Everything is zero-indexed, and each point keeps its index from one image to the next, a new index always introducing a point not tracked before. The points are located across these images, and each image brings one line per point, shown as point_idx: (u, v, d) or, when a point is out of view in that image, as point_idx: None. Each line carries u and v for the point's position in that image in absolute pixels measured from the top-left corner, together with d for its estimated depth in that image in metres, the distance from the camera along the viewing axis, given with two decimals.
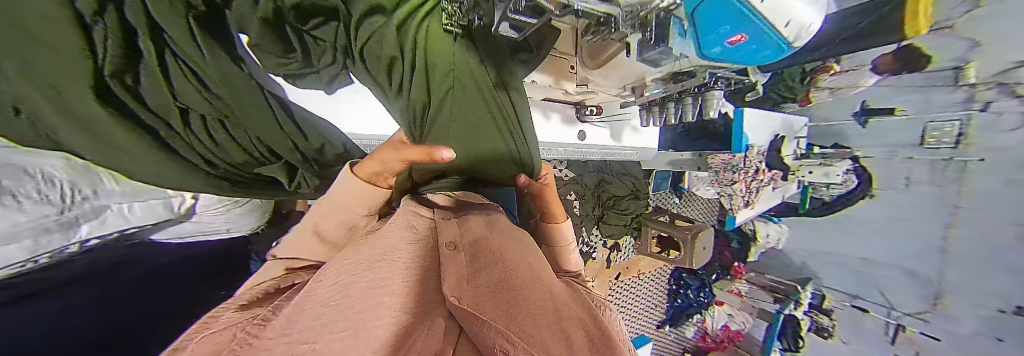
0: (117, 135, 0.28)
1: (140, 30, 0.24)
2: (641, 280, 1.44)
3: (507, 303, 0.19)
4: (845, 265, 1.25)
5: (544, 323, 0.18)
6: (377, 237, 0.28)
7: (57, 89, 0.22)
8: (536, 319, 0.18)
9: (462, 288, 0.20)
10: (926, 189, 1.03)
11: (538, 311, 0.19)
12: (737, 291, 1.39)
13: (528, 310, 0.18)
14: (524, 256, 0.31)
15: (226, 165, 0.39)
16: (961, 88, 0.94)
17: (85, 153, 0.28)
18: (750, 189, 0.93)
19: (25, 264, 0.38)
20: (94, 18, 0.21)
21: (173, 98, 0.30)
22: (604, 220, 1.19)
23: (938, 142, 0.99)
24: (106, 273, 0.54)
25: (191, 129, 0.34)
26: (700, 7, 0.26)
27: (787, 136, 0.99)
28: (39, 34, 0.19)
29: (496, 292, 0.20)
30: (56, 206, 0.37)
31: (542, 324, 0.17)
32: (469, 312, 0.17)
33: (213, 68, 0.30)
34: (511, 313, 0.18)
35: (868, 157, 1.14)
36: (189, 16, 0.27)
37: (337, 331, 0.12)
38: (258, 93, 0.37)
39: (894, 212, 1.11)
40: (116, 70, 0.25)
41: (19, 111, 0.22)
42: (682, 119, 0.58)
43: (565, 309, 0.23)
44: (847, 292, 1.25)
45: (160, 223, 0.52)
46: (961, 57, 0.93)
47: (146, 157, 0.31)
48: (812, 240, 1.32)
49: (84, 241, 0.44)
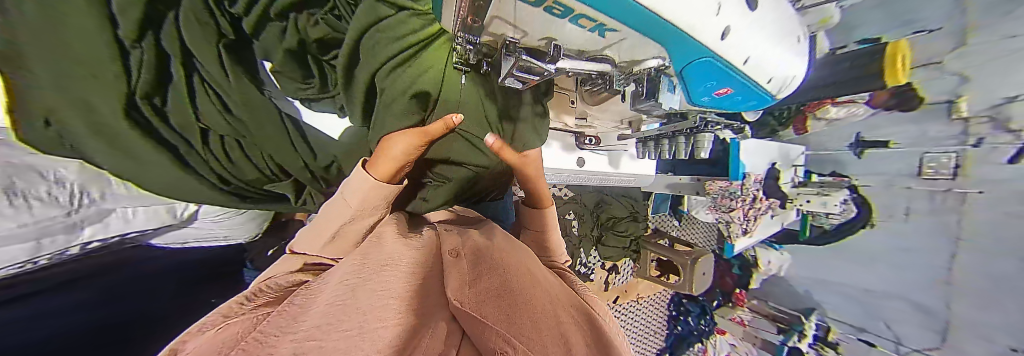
0: (139, 146, 0.33)
1: (173, 54, 0.31)
2: (640, 304, 1.40)
3: (507, 308, 0.23)
4: (848, 295, 1.23)
5: (547, 331, 0.22)
6: (382, 244, 0.33)
7: (89, 102, 0.28)
8: (530, 321, 0.22)
9: (465, 292, 0.24)
10: (926, 220, 1.00)
11: (542, 321, 0.23)
12: (739, 320, 1.34)
13: (531, 320, 0.22)
14: (524, 263, 0.35)
15: (238, 180, 0.45)
16: (955, 121, 0.91)
17: (105, 165, 0.32)
18: (749, 217, 0.94)
19: (25, 265, 0.39)
20: (133, 44, 0.28)
21: (195, 117, 0.36)
22: (603, 241, 1.20)
23: (936, 173, 0.96)
24: (92, 280, 0.54)
25: (209, 146, 0.40)
26: (684, 70, 0.19)
27: (783, 165, 1.01)
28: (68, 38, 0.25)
29: (498, 297, 0.24)
30: (63, 208, 0.37)
31: (541, 327, 0.22)
32: (472, 314, 0.21)
33: (236, 91, 0.36)
34: (510, 318, 0.21)
35: (866, 186, 1.11)
36: (222, 43, 0.34)
37: (344, 330, 0.16)
38: (271, 106, 0.42)
39: (897, 242, 1.08)
40: (145, 92, 0.31)
41: (50, 123, 0.27)
42: (678, 155, 0.60)
43: (563, 315, 0.27)
44: (853, 324, 1.22)
45: (160, 228, 0.53)
46: (951, 91, 0.89)
47: (165, 168, 0.36)
48: (814, 269, 1.30)
49: (85, 244, 0.45)
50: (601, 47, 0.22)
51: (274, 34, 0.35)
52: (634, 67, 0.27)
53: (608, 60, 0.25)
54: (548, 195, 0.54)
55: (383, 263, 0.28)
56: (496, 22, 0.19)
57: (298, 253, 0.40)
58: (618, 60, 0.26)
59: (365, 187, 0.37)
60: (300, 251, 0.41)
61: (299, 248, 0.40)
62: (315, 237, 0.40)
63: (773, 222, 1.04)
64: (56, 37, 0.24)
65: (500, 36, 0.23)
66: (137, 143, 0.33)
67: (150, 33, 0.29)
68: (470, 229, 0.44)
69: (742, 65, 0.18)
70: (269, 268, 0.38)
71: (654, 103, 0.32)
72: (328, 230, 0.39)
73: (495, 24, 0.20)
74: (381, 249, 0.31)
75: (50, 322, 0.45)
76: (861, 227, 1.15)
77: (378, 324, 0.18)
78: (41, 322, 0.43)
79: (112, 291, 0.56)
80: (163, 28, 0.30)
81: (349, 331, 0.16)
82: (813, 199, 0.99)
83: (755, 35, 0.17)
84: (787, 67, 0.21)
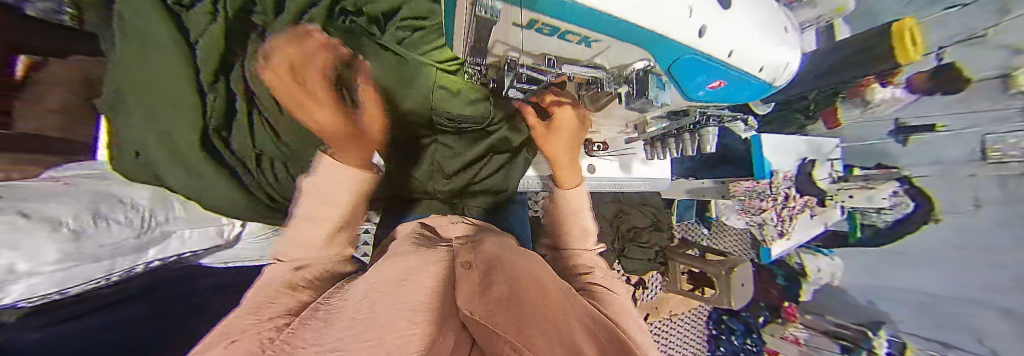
0: (204, 168, 0.37)
1: (238, 92, 0.39)
2: (673, 322, 1.28)
3: (518, 314, 0.21)
4: (919, 302, 1.06)
5: (556, 336, 0.19)
6: (403, 257, 0.34)
7: (172, 138, 0.34)
8: (542, 327, 0.19)
9: (475, 302, 0.22)
10: (1004, 210, 0.86)
11: (551, 325, 0.21)
12: (792, 339, 1.17)
13: (541, 324, 0.20)
14: (539, 275, 0.33)
15: (283, 198, 0.49)
16: (1016, 96, 0.79)
17: (178, 186, 0.38)
18: (783, 219, 0.87)
19: (99, 281, 0.42)
20: (209, 86, 0.36)
21: (253, 144, 0.43)
22: (625, 253, 1.15)
23: (1003, 156, 0.84)
24: (147, 294, 0.56)
25: (260, 167, 0.45)
26: (673, 65, 0.20)
27: (817, 160, 0.94)
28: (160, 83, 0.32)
29: (507, 303, 0.23)
30: (134, 229, 0.42)
31: (552, 333, 0.19)
32: (481, 321, 0.19)
33: (283, 119, 0.42)
34: (522, 324, 0.19)
35: (921, 177, 1.00)
36: (273, 84, 0.42)
37: (367, 339, 0.16)
38: (313, 137, 0.48)
39: (970, 238, 0.93)
40: (218, 124, 0.39)
41: (139, 154, 0.34)
42: (686, 152, 0.57)
43: (573, 321, 0.24)
44: (933, 340, 1.04)
45: (210, 247, 0.59)
46: (1000, 66, 0.80)
47: (219, 182, 0.39)
48: (873, 274, 1.15)
49: (150, 263, 0.50)
50: (592, 56, 0.24)
51: None
52: (621, 71, 0.29)
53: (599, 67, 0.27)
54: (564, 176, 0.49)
55: (399, 278, 0.28)
56: (498, 44, 0.22)
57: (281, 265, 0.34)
58: (608, 66, 0.28)
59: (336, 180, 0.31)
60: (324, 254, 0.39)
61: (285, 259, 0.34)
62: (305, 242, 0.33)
63: (813, 224, 0.95)
64: (143, 78, 0.30)
65: (501, 57, 0.26)
66: (205, 169, 0.37)
67: (222, 79, 0.37)
68: (484, 240, 0.43)
69: (727, 59, 0.20)
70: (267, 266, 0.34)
71: (645, 100, 0.32)
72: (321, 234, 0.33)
73: (498, 46, 0.23)
74: (399, 261, 0.33)
75: (99, 336, 0.42)
76: (924, 223, 1.00)
77: (393, 335, 0.17)
78: (99, 335, 0.42)
79: (176, 309, 0.57)
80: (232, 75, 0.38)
81: (370, 341, 0.16)
82: (856, 194, 0.91)
83: (735, 30, 0.19)
84: (776, 56, 0.23)
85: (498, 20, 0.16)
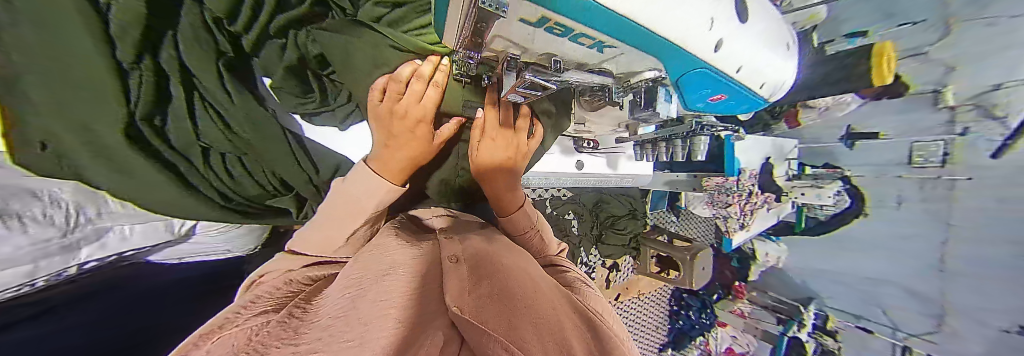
0: (136, 161, 0.34)
1: (171, 72, 0.33)
2: (641, 301, 1.41)
3: (510, 313, 0.21)
4: (843, 281, 1.25)
5: (546, 336, 0.19)
6: (384, 253, 0.32)
7: (90, 129, 0.29)
8: (531, 326, 0.20)
9: (464, 298, 0.22)
10: (917, 208, 1.02)
11: (543, 325, 0.21)
12: (739, 312, 1.38)
13: (532, 323, 0.20)
14: (523, 266, 0.34)
15: (240, 196, 0.48)
16: (941, 110, 0.93)
17: (103, 184, 0.33)
18: (746, 212, 0.95)
19: (22, 287, 0.38)
20: (132, 65, 0.29)
21: (196, 137, 0.39)
22: (603, 240, 1.22)
23: (926, 161, 0.97)
24: (74, 304, 0.47)
25: (210, 164, 0.43)
26: (680, 79, 0.19)
27: (777, 159, 1.03)
28: (78, 72, 0.26)
29: (496, 302, 0.23)
30: (58, 228, 0.37)
31: (543, 333, 0.19)
32: (471, 320, 0.18)
33: (236, 104, 0.39)
34: (514, 326, 0.19)
35: (857, 177, 1.13)
36: (219, 59, 0.36)
37: (346, 341, 0.16)
38: (276, 127, 0.45)
39: (888, 231, 1.10)
40: (144, 116, 0.33)
41: (48, 147, 0.27)
42: (675, 157, 0.61)
43: (565, 318, 0.24)
44: (848, 312, 1.25)
45: (159, 244, 0.54)
46: (937, 81, 0.92)
47: (151, 176, 0.36)
48: (807, 259, 1.32)
49: (84, 263, 0.45)
50: (600, 61, 0.23)
51: (274, 52, 0.38)
52: (630, 78, 0.28)
53: (607, 73, 0.25)
54: (510, 198, 0.48)
55: (381, 272, 0.27)
56: (497, 40, 0.19)
57: (292, 252, 0.39)
58: (616, 71, 0.26)
59: (366, 182, 0.37)
60: (300, 252, 0.39)
61: (296, 246, 0.39)
62: (326, 242, 0.39)
63: (769, 216, 1.05)
64: (49, 64, 0.24)
65: (499, 53, 0.23)
66: (141, 165, 0.34)
67: (149, 55, 0.30)
68: (471, 234, 0.42)
69: (735, 74, 0.19)
70: (262, 265, 0.37)
71: (651, 113, 0.32)
72: (337, 238, 0.38)
73: (496, 42, 0.20)
74: (383, 257, 0.31)
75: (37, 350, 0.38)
76: (857, 216, 1.16)
77: (376, 334, 0.16)
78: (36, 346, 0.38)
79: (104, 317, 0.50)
80: (163, 53, 0.31)
81: (351, 341, 0.16)
82: (808, 192, 1.01)
83: (750, 47, 0.18)
84: (780, 74, 0.23)
85: (505, 15, 0.13)
